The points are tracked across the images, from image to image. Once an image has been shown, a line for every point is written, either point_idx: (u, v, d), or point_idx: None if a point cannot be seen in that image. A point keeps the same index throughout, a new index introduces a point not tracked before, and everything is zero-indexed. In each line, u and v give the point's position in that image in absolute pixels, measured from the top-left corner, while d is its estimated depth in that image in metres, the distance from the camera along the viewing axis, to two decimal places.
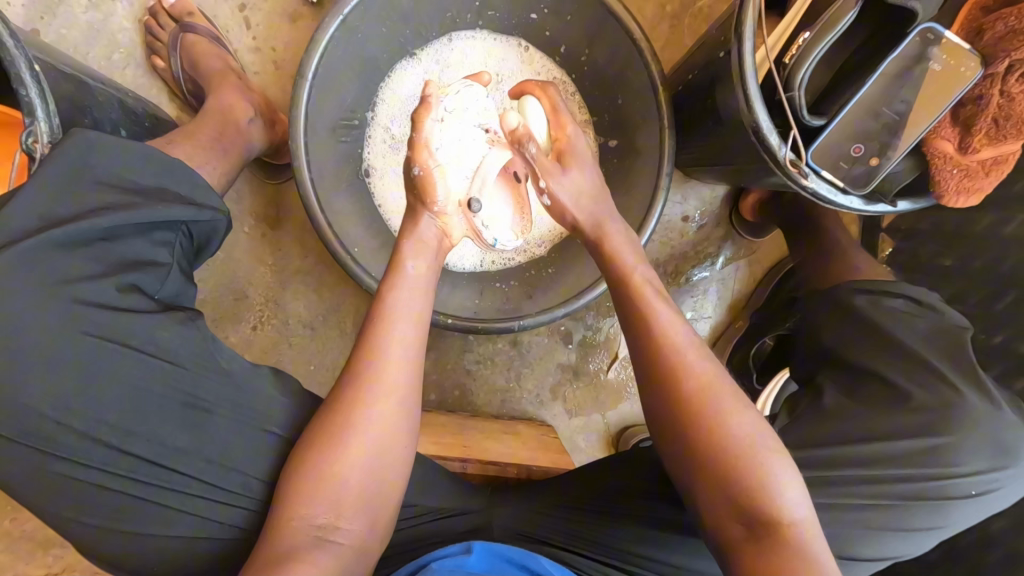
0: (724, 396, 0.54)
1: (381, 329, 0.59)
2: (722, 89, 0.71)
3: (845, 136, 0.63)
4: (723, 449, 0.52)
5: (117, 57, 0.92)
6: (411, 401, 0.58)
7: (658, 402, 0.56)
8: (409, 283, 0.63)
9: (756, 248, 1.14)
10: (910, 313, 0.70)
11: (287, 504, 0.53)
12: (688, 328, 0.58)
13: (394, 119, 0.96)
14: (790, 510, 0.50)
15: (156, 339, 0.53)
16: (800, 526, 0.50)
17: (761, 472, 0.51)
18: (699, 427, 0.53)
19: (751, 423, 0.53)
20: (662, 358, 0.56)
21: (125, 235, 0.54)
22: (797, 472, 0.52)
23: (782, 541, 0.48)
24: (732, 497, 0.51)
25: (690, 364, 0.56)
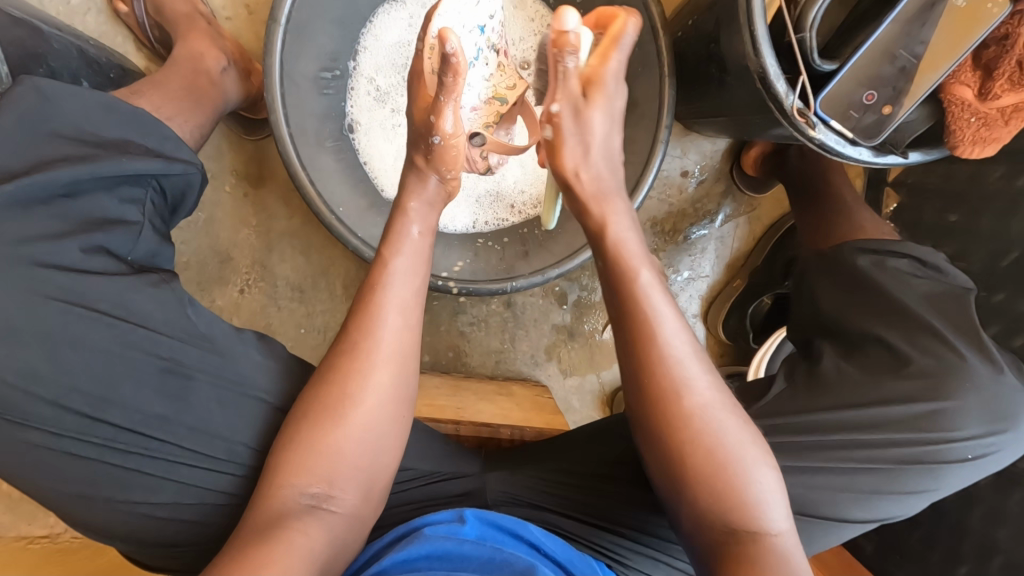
0: (712, 409, 0.52)
1: (378, 294, 0.58)
2: (727, 32, 0.67)
3: (859, 82, 0.59)
4: (715, 460, 0.50)
5: (77, 1, 0.85)
6: (407, 367, 0.57)
7: (646, 408, 0.53)
8: (413, 248, 0.61)
9: (757, 205, 1.10)
10: (913, 275, 0.68)
11: (280, 472, 0.52)
12: (679, 324, 0.54)
13: (380, 70, 0.91)
14: (774, 518, 0.49)
15: (129, 302, 0.51)
16: (781, 533, 0.49)
17: (744, 484, 0.49)
18: (686, 440, 0.51)
19: (739, 433, 0.52)
20: (656, 364, 0.53)
21: (87, 191, 0.51)
22: (778, 480, 0.52)
23: (765, 549, 0.48)
24: (716, 503, 0.50)
25: (679, 368, 0.52)
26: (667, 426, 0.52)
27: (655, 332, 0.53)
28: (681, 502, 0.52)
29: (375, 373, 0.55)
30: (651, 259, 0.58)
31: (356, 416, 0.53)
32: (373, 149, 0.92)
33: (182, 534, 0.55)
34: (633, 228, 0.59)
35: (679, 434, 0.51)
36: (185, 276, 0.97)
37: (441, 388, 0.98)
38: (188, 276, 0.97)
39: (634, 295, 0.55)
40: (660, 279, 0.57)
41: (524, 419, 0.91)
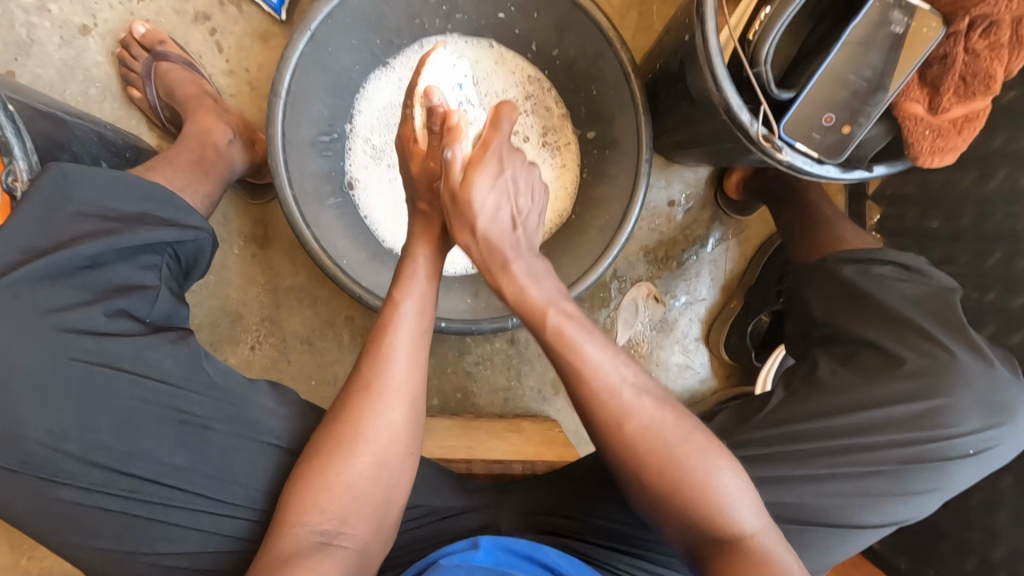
0: (669, 433, 0.53)
1: (388, 336, 0.60)
2: (691, 71, 0.72)
3: (818, 106, 0.63)
4: (681, 477, 0.52)
5: (95, 91, 0.93)
6: (415, 405, 0.59)
7: (602, 440, 0.55)
8: (421, 291, 0.64)
9: (744, 226, 1.14)
10: (896, 279, 0.70)
11: (292, 510, 0.53)
12: (619, 366, 0.55)
13: (375, 130, 0.98)
14: (748, 521, 0.51)
15: (148, 359, 0.54)
16: (759, 534, 0.51)
17: (715, 494, 0.51)
18: (651, 468, 0.53)
19: (700, 445, 0.53)
20: (598, 406, 0.54)
21: (109, 261, 0.55)
22: (748, 482, 0.53)
23: (747, 552, 0.49)
24: (692, 517, 0.52)
25: (629, 411, 0.54)
26: (632, 460, 0.53)
27: (586, 374, 0.54)
28: (661, 517, 0.54)
29: (385, 412, 0.57)
30: (571, 302, 0.60)
31: (366, 454, 0.55)
32: (372, 203, 0.98)
33: None
34: (546, 279, 0.61)
35: (643, 467, 0.53)
36: (197, 336, 1.00)
37: (451, 429, 1.00)
38: (200, 336, 1.00)
39: (561, 339, 0.56)
40: (580, 319, 0.58)
41: (535, 453, 0.92)
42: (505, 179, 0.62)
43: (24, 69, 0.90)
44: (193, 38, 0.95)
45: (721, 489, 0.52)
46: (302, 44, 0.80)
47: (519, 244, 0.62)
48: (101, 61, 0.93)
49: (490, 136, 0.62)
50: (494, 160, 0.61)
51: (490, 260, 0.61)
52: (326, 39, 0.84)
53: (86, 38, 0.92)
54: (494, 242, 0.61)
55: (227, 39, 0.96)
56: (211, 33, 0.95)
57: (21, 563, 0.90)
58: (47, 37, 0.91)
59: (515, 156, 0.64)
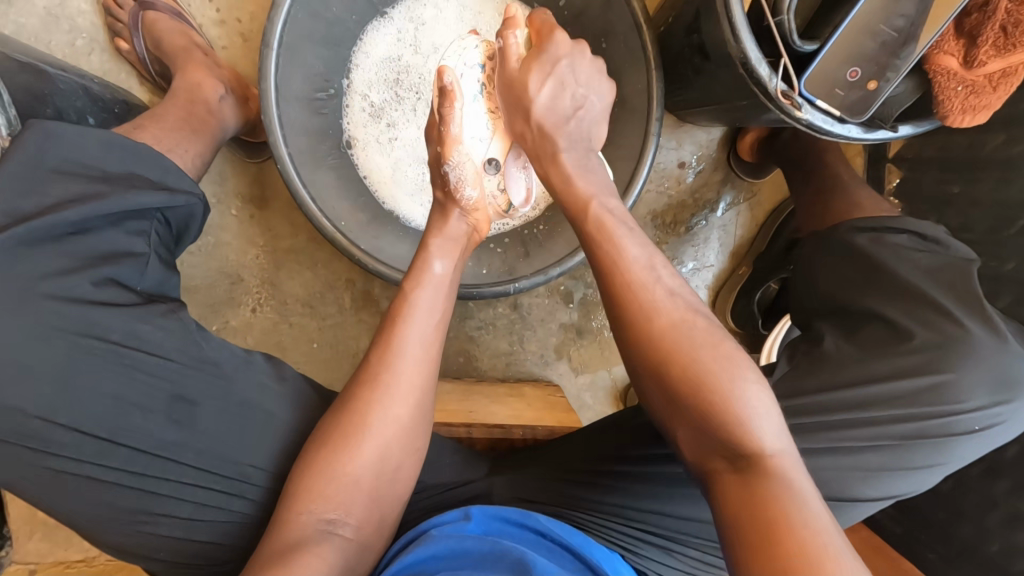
0: (698, 328, 0.52)
1: (398, 327, 0.59)
2: (707, 21, 0.68)
3: (843, 60, 0.58)
4: (703, 384, 0.49)
5: (81, 43, 0.89)
6: (424, 403, 0.58)
7: (635, 342, 0.53)
8: (434, 282, 0.63)
9: (757, 190, 1.10)
10: (913, 249, 0.67)
11: (297, 497, 0.53)
12: (655, 256, 0.56)
13: (373, 86, 0.93)
14: (770, 439, 0.46)
15: (139, 325, 0.53)
16: (780, 456, 0.46)
17: (733, 407, 0.47)
18: (672, 359, 0.50)
19: (724, 357, 0.50)
20: (631, 294, 0.54)
21: (97, 228, 0.53)
22: (776, 406, 0.49)
23: (763, 471, 0.44)
24: (709, 424, 0.48)
25: (659, 301, 0.53)
26: (656, 352, 0.52)
27: (622, 265, 0.55)
28: (681, 429, 0.50)
29: (392, 404, 0.56)
30: (615, 200, 0.61)
31: (373, 446, 0.55)
32: (371, 164, 0.95)
33: (203, 551, 0.56)
34: (595, 172, 0.62)
35: (664, 374, 0.51)
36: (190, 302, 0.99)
37: (452, 393, 1.00)
38: (200, 300, 1.00)
39: (600, 227, 0.58)
40: (622, 214, 0.60)
41: (535, 419, 0.92)
42: (561, 71, 0.62)
43: (6, 18, 0.86)
44: None
45: (747, 403, 0.48)
46: None
47: (577, 125, 0.63)
48: (86, 9, 0.89)
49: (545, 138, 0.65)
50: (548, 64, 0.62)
51: (541, 148, 0.63)
52: None
53: None
54: (547, 132, 0.62)
55: None
56: None
57: (36, 517, 0.93)
58: None
59: (577, 47, 0.64)
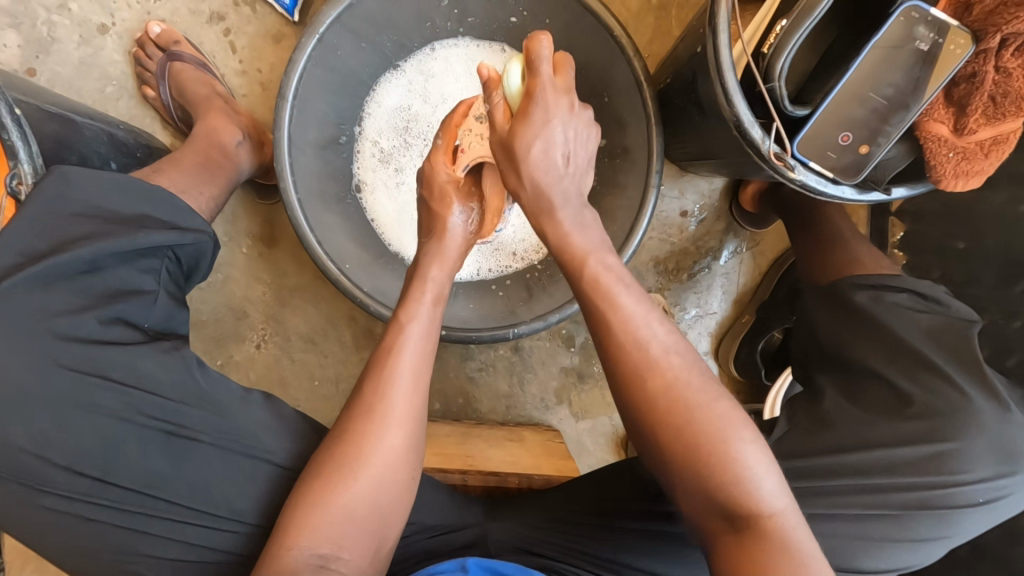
0: (697, 394, 0.52)
1: (394, 353, 0.60)
2: (704, 83, 0.70)
3: (835, 124, 0.59)
4: (705, 446, 0.50)
5: (111, 89, 0.94)
6: (418, 429, 0.59)
7: (624, 392, 0.54)
8: (428, 311, 0.64)
9: (760, 239, 1.11)
10: (913, 309, 0.67)
11: (289, 532, 0.53)
12: (654, 318, 0.55)
13: (383, 133, 0.97)
14: (771, 500, 0.49)
15: (136, 366, 0.54)
16: (779, 517, 0.48)
17: (734, 467, 0.49)
18: (670, 427, 0.51)
19: (725, 413, 0.51)
20: (628, 353, 0.53)
21: (108, 265, 0.55)
22: (773, 461, 0.51)
23: (761, 533, 0.47)
24: (709, 486, 0.49)
25: (656, 363, 0.53)
26: (654, 419, 0.52)
27: (619, 326, 0.54)
28: (679, 484, 0.52)
29: (388, 433, 0.57)
30: (613, 255, 0.60)
31: (372, 474, 0.55)
32: (379, 207, 0.97)
33: None
34: (592, 231, 0.61)
35: (653, 431, 0.52)
36: (196, 333, 1.01)
37: (450, 436, 1.00)
38: (203, 333, 1.02)
39: (596, 287, 0.57)
40: (621, 271, 0.58)
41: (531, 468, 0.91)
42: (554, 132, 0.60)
43: (43, 66, 0.92)
44: (207, 38, 0.95)
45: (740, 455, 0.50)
46: (310, 48, 0.80)
47: (569, 195, 0.61)
48: (118, 59, 0.94)
49: (525, 121, 0.59)
50: (541, 113, 0.59)
51: (537, 207, 0.62)
52: (335, 43, 0.83)
53: (104, 36, 0.94)
54: (544, 188, 0.61)
55: (241, 39, 0.96)
56: (225, 33, 0.96)
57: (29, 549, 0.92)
58: (67, 35, 0.93)
59: (565, 101, 0.61)
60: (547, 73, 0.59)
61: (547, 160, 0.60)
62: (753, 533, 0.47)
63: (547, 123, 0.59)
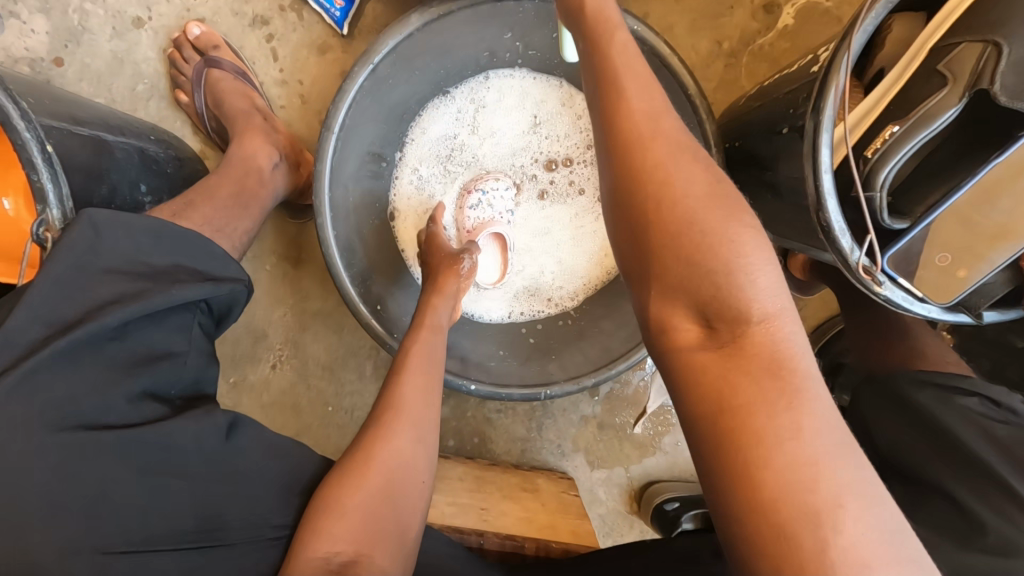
0: (694, 177, 0.42)
1: (399, 376, 0.65)
2: (788, 167, 0.64)
3: (932, 242, 0.55)
4: (695, 242, 0.40)
5: (141, 88, 0.89)
6: (429, 440, 0.61)
7: (614, 162, 0.44)
8: (432, 337, 0.70)
9: (803, 304, 1.06)
10: (984, 414, 0.62)
11: (304, 543, 0.49)
12: (665, 97, 0.45)
13: (424, 160, 0.92)
14: (766, 300, 0.39)
15: (163, 445, 0.47)
16: (771, 320, 0.39)
17: (729, 257, 0.39)
18: (659, 210, 0.41)
19: (728, 206, 0.42)
20: (629, 114, 0.44)
21: (137, 328, 0.50)
22: (775, 262, 0.41)
23: (748, 340, 0.38)
24: (694, 275, 0.39)
25: (656, 133, 0.43)
26: (639, 195, 0.42)
27: (623, 96, 0.44)
28: (652, 279, 0.41)
29: (400, 437, 0.58)
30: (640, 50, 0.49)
31: (383, 467, 0.56)
32: (409, 236, 0.92)
33: None
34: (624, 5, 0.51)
35: (630, 224, 0.42)
36: (220, 355, 0.98)
37: (465, 481, 0.97)
38: (221, 348, 0.98)
39: (605, 50, 0.47)
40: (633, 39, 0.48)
41: (549, 529, 0.88)
42: None
43: (72, 58, 0.86)
44: (248, 42, 0.89)
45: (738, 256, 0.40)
46: (361, 78, 0.73)
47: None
48: (151, 57, 0.88)
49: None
50: None
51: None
52: (388, 71, 0.78)
53: (138, 31, 0.88)
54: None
55: (284, 47, 0.90)
56: (268, 39, 0.90)
57: None
58: (100, 26, 0.87)
59: None
60: None
61: None
62: (741, 358, 0.38)
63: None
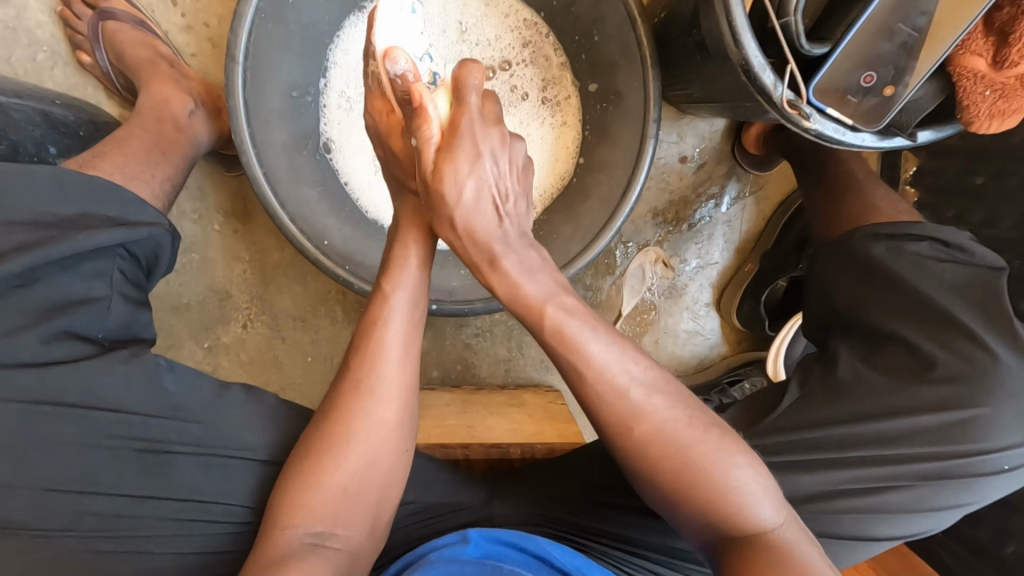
0: (698, 446, 0.50)
1: (378, 330, 0.58)
2: (706, 17, 0.62)
3: (856, 62, 0.53)
4: (686, 467, 0.49)
5: (43, 57, 0.84)
6: (412, 402, 0.57)
7: (624, 462, 0.52)
8: (411, 277, 0.61)
9: (764, 182, 1.05)
10: (935, 258, 0.64)
11: (282, 512, 0.50)
12: (658, 392, 0.51)
13: (350, 81, 0.88)
14: (770, 517, 0.47)
15: (92, 386, 0.49)
16: (778, 531, 0.47)
17: (734, 501, 0.48)
18: (665, 462, 0.49)
19: (730, 459, 0.49)
20: (619, 418, 0.51)
21: (47, 275, 0.49)
22: (773, 485, 0.50)
23: (765, 546, 0.46)
24: (713, 521, 0.48)
25: (657, 432, 0.50)
26: (654, 471, 0.50)
27: (591, 382, 0.51)
28: (686, 523, 0.50)
29: (376, 411, 0.54)
30: (571, 296, 0.56)
31: (359, 453, 0.53)
32: (349, 167, 0.90)
33: None
34: (540, 274, 0.56)
35: (665, 464, 0.49)
36: (157, 309, 0.96)
37: (451, 406, 0.98)
38: (186, 315, 0.98)
39: (560, 338, 0.53)
40: (583, 313, 0.54)
41: (535, 434, 0.90)
42: (483, 165, 0.55)
43: None
44: None
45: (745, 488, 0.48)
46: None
47: (508, 237, 0.56)
48: (45, 20, 0.84)
49: (458, 113, 0.55)
50: (467, 143, 0.54)
51: (477, 257, 0.57)
52: None
53: None
54: (478, 240, 0.56)
55: None
56: None
57: None
58: None
59: (497, 136, 0.57)
60: (473, 96, 0.56)
61: (467, 195, 0.55)
62: (760, 556, 0.44)
63: (500, 149, 0.57)
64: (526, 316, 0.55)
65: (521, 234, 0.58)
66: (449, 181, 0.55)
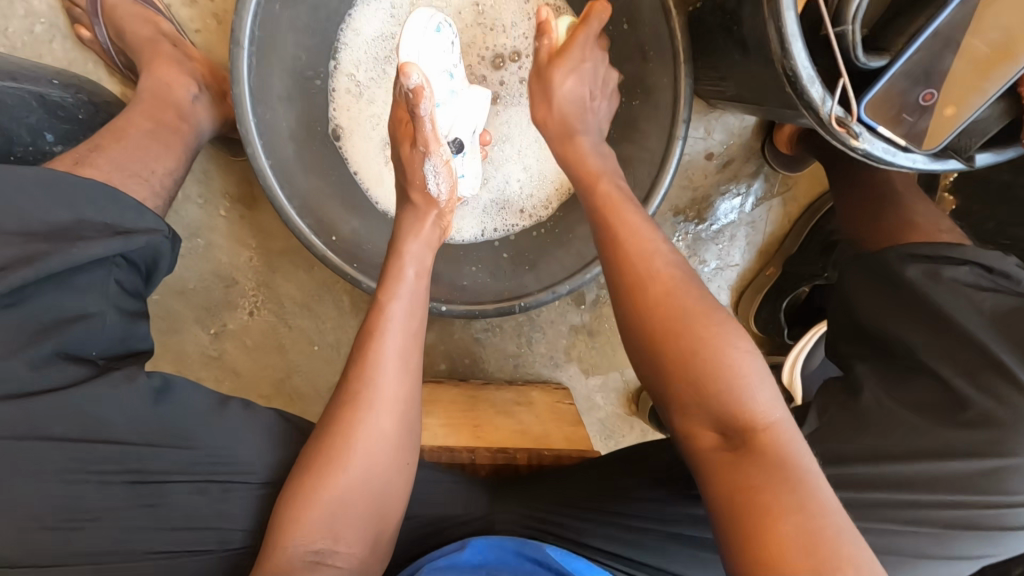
0: (697, 314, 0.47)
1: (375, 341, 0.55)
2: (750, 15, 0.56)
3: (914, 78, 0.49)
4: (683, 336, 0.47)
5: (40, 29, 0.80)
6: (412, 412, 0.56)
7: (625, 302, 0.51)
8: (411, 288, 0.60)
9: (793, 183, 1.00)
10: (976, 286, 0.59)
11: (280, 528, 0.49)
12: (672, 261, 0.51)
13: (360, 65, 0.83)
14: (768, 405, 0.44)
15: (86, 406, 0.47)
16: (776, 425, 0.43)
17: (728, 378, 0.45)
18: (667, 331, 0.47)
19: (736, 341, 0.46)
20: (638, 264, 0.51)
21: (38, 292, 0.47)
22: (772, 376, 0.46)
23: (760, 441, 0.42)
24: (708, 404, 0.45)
25: (670, 282, 0.50)
26: (652, 328, 0.48)
27: (629, 243, 0.53)
28: (674, 412, 0.47)
29: (376, 421, 0.53)
30: (624, 179, 0.61)
31: (359, 463, 0.51)
32: (359, 155, 0.85)
33: None
34: (609, 158, 0.63)
35: (664, 320, 0.48)
36: (163, 294, 0.95)
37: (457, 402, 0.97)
38: (191, 301, 0.96)
39: (607, 204, 0.57)
40: (629, 193, 0.59)
41: (541, 438, 0.88)
42: (586, 69, 0.65)
43: None
44: None
45: (746, 368, 0.45)
46: None
47: (590, 120, 0.65)
48: None
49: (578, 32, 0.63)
50: (580, 54, 0.63)
51: (561, 131, 0.64)
52: None
53: None
54: (568, 115, 0.64)
55: None
56: None
57: None
58: None
59: (598, 52, 0.66)
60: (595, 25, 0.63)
61: (582, 78, 0.64)
62: (753, 454, 0.42)
63: (585, 75, 0.65)
64: (590, 186, 0.60)
65: (592, 102, 0.66)
66: (557, 76, 0.63)
